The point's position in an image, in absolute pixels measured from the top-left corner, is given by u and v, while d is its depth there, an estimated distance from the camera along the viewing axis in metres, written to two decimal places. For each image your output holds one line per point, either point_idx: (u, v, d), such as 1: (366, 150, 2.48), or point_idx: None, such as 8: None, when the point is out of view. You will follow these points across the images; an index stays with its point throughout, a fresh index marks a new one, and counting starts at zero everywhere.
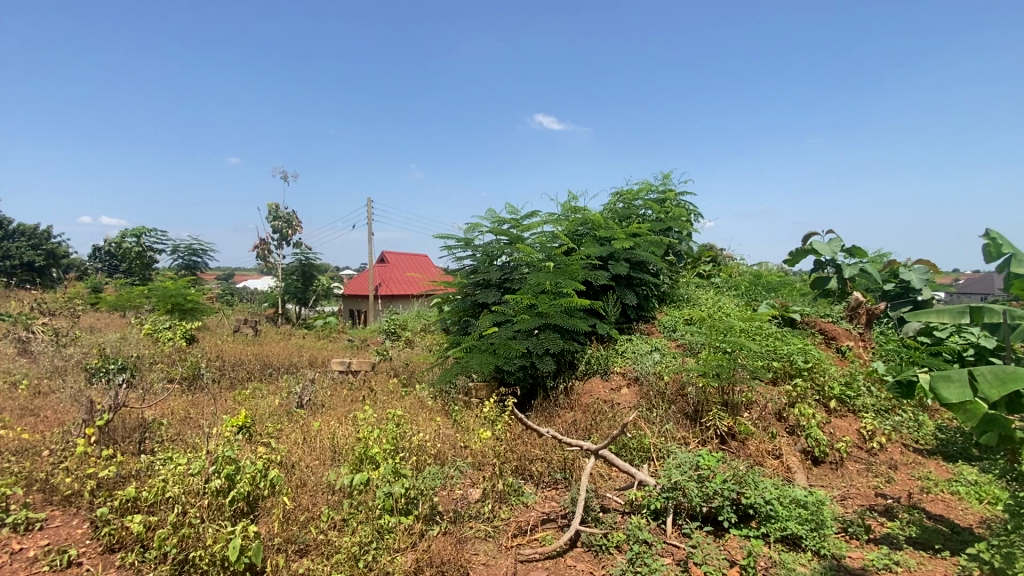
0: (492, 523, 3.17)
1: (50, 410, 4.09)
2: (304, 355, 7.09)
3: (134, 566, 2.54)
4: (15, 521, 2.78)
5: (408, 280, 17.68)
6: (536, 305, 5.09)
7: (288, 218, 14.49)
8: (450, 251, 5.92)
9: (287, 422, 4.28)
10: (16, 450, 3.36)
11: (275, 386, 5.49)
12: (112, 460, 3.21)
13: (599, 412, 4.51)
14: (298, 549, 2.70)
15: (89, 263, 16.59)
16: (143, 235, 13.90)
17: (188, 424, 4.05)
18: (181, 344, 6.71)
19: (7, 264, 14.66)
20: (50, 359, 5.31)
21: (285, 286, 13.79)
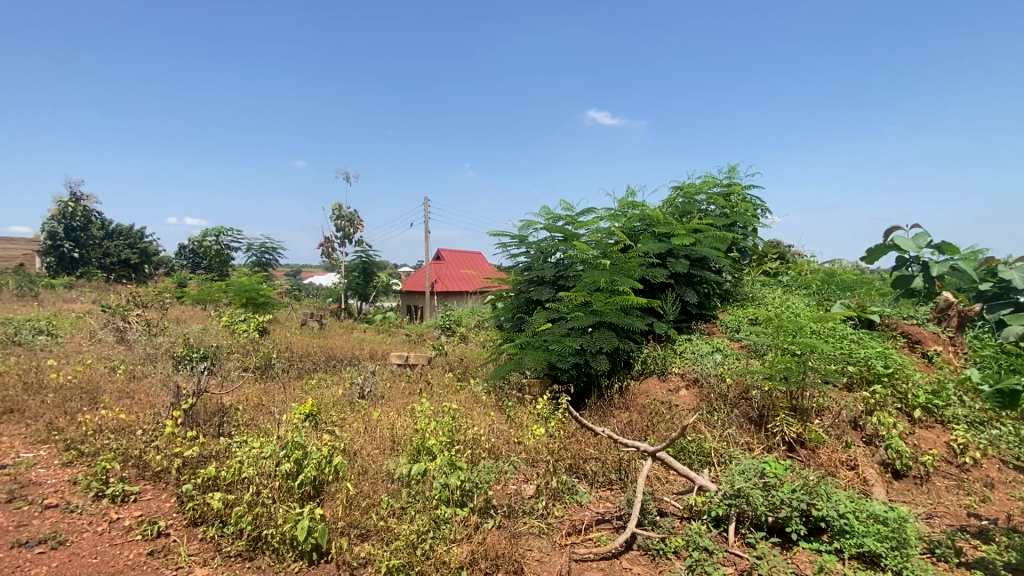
0: (545, 520, 3.15)
1: (143, 394, 4.49)
2: (365, 349, 7.38)
3: (213, 540, 2.73)
4: (114, 492, 3.07)
5: (464, 277, 17.95)
6: (590, 303, 4.99)
7: (351, 218, 15.09)
8: (504, 249, 5.95)
9: (350, 411, 4.47)
10: (115, 427, 3.72)
11: (339, 377, 5.76)
12: (194, 441, 3.47)
13: (656, 414, 4.38)
14: (360, 533, 2.79)
15: (176, 260, 18.13)
16: (222, 234, 15.00)
17: (260, 411, 4.31)
18: (255, 336, 7.18)
19: (108, 260, 16.26)
20: (144, 347, 5.84)
21: (348, 283, 14.46)
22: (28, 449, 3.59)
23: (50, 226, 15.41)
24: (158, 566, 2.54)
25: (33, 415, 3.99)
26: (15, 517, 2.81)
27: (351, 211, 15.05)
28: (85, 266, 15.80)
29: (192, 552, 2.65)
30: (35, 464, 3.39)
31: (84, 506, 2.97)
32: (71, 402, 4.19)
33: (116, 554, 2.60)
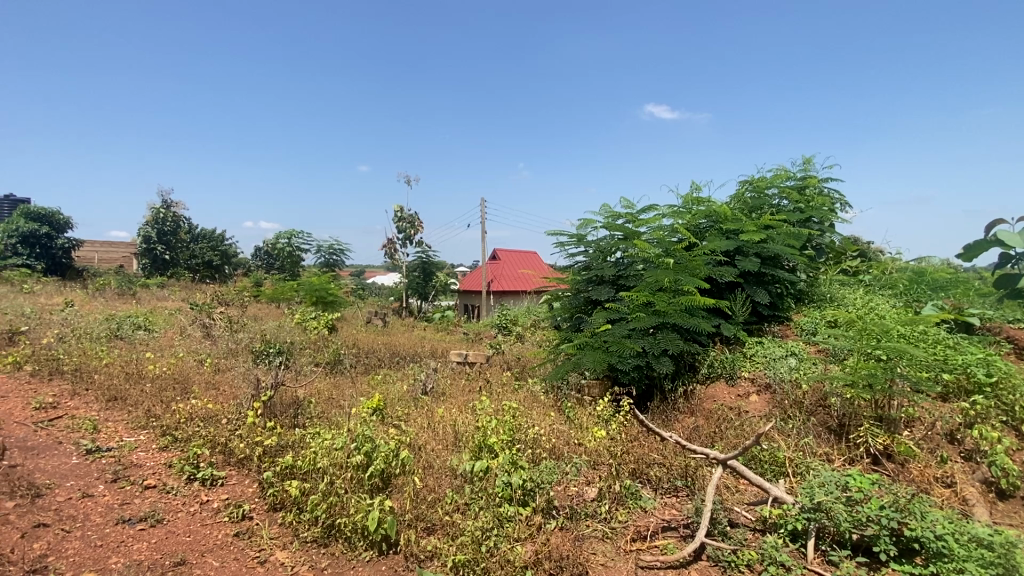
0: (609, 524, 3.08)
1: (227, 385, 4.84)
2: (426, 346, 7.58)
3: (291, 526, 2.89)
4: (204, 476, 3.32)
5: (521, 277, 18.03)
6: (652, 303, 4.84)
7: (411, 219, 15.55)
8: (562, 248, 5.90)
9: (414, 406, 4.59)
10: (204, 415, 4.02)
11: (403, 373, 5.94)
12: (272, 431, 3.69)
13: (724, 420, 4.19)
14: (426, 527, 2.85)
15: (253, 262, 19.44)
16: (294, 237, 15.92)
17: (331, 404, 4.53)
18: (324, 333, 7.56)
19: (194, 262, 17.63)
20: (227, 342, 6.29)
21: (408, 282, 14.92)
22: (132, 433, 3.95)
23: (146, 230, 16.93)
24: (244, 547, 2.72)
25: (135, 401, 4.39)
26: (121, 495, 3.09)
27: (411, 213, 15.50)
28: (174, 267, 17.23)
29: (274, 536, 2.82)
30: (137, 446, 3.73)
31: (179, 488, 3.23)
32: (166, 391, 4.57)
33: (207, 534, 2.80)
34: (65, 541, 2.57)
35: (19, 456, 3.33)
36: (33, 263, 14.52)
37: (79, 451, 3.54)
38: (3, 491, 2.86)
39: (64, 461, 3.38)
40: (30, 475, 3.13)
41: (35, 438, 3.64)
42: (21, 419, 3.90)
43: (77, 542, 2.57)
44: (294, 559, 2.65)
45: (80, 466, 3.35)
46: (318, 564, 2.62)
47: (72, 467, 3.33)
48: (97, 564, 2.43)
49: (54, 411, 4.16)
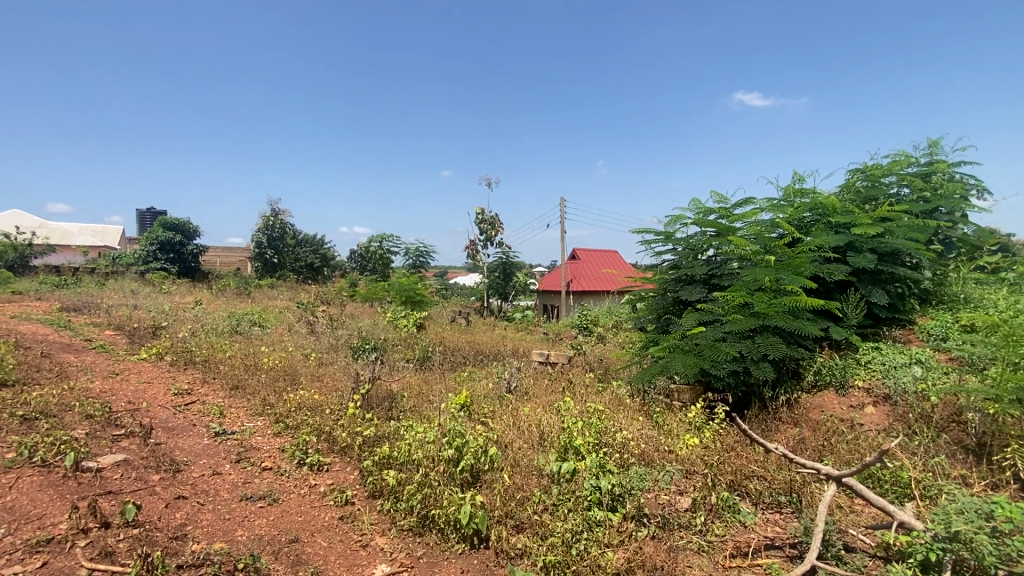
0: (705, 537, 2.90)
1: (329, 378, 5.23)
2: (509, 345, 7.68)
3: (389, 514, 3.05)
4: (312, 462, 3.60)
5: (602, 277, 17.72)
6: (750, 304, 4.52)
7: (493, 220, 15.85)
8: (649, 246, 5.69)
9: (499, 404, 4.67)
10: (311, 405, 4.37)
11: (487, 371, 6.06)
12: (370, 423, 3.92)
13: (835, 433, 3.81)
14: (515, 525, 2.87)
15: (348, 264, 20.88)
16: (384, 240, 16.89)
17: (422, 399, 4.72)
18: (413, 331, 7.92)
19: (298, 264, 19.28)
20: (328, 338, 6.80)
21: (489, 283, 15.23)
22: (251, 418, 4.39)
23: (258, 236, 18.75)
24: (348, 531, 2.90)
25: (253, 390, 4.87)
26: (244, 474, 3.43)
27: (492, 214, 15.78)
28: (281, 269, 18.97)
29: (374, 522, 2.99)
30: (256, 431, 4.13)
31: (291, 471, 3.53)
32: (278, 382, 5.02)
33: (316, 515, 3.03)
34: (200, 512, 2.89)
35: (163, 435, 3.82)
36: (169, 267, 16.61)
37: (209, 433, 3.99)
38: (152, 465, 3.29)
39: (198, 441, 3.82)
40: (172, 452, 3.57)
41: (174, 419, 4.16)
42: (163, 403, 4.47)
43: (210, 514, 2.88)
44: (393, 546, 2.78)
45: (210, 446, 3.77)
46: (415, 552, 2.73)
47: (204, 447, 3.75)
48: (226, 535, 2.70)
49: (188, 396, 4.72)
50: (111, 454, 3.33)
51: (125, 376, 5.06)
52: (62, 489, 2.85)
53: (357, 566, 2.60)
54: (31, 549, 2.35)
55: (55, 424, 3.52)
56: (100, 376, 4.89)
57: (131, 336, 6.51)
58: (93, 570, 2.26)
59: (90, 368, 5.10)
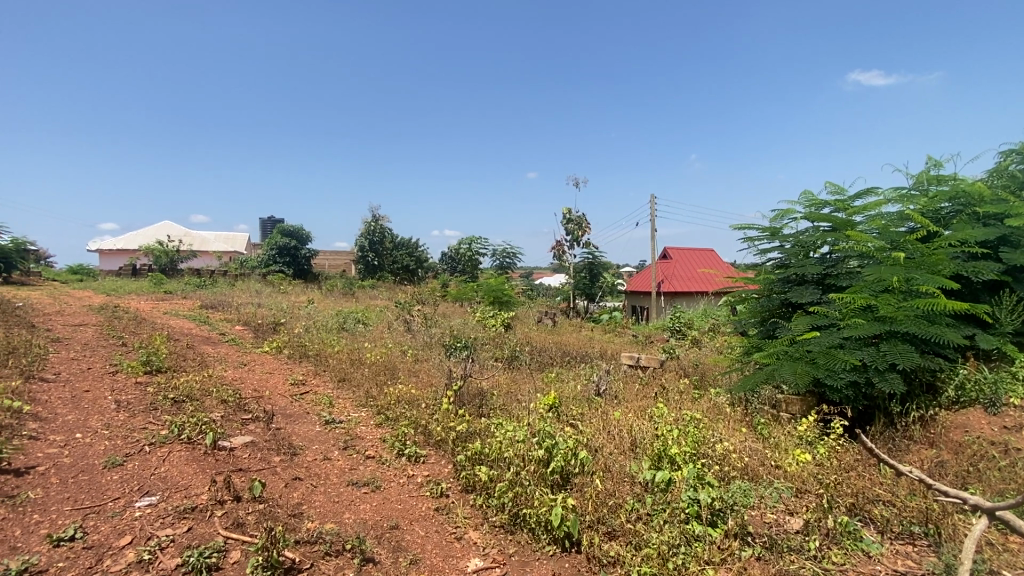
0: (821, 564, 2.59)
1: (424, 374, 5.48)
2: (597, 347, 7.55)
3: (482, 509, 3.12)
4: (410, 453, 3.79)
5: (695, 277, 16.84)
6: (874, 308, 4.03)
7: (579, 220, 15.69)
8: (752, 244, 5.29)
9: (589, 406, 4.60)
10: (408, 399, 4.62)
11: (576, 372, 6.01)
12: (462, 419, 4.06)
13: (985, 459, 3.28)
14: (608, 531, 2.81)
15: (440, 265, 21.83)
16: (474, 242, 17.44)
17: (511, 397, 4.79)
18: (501, 330, 8.08)
19: (394, 266, 20.51)
20: (423, 336, 7.14)
21: (576, 283, 15.10)
22: (356, 409, 4.73)
23: (360, 241, 20.21)
24: (443, 522, 3.02)
25: (357, 383, 5.24)
26: (350, 461, 3.70)
27: (579, 214, 15.64)
28: (380, 271, 20.29)
29: (467, 516, 3.08)
30: (360, 421, 4.44)
31: (391, 460, 3.75)
32: (379, 376, 5.36)
33: (413, 504, 3.18)
34: (313, 494, 3.15)
35: (282, 420, 4.24)
36: (285, 270, 18.47)
37: (321, 421, 4.36)
38: (274, 447, 3.66)
39: (311, 428, 4.19)
40: (290, 436, 3.94)
41: (292, 407, 4.60)
42: (282, 391, 4.96)
43: (321, 496, 3.14)
44: (486, 541, 2.84)
45: (321, 433, 4.11)
46: (507, 550, 2.77)
47: (316, 433, 4.10)
48: (336, 516, 2.93)
49: (303, 387, 5.20)
50: (241, 435, 3.76)
51: (252, 366, 5.69)
52: (203, 464, 3.27)
53: (452, 557, 2.69)
54: (180, 514, 2.71)
55: (198, 406, 4.05)
56: (232, 366, 5.55)
57: (256, 331, 7.32)
58: (227, 538, 2.56)
59: (224, 358, 5.81)
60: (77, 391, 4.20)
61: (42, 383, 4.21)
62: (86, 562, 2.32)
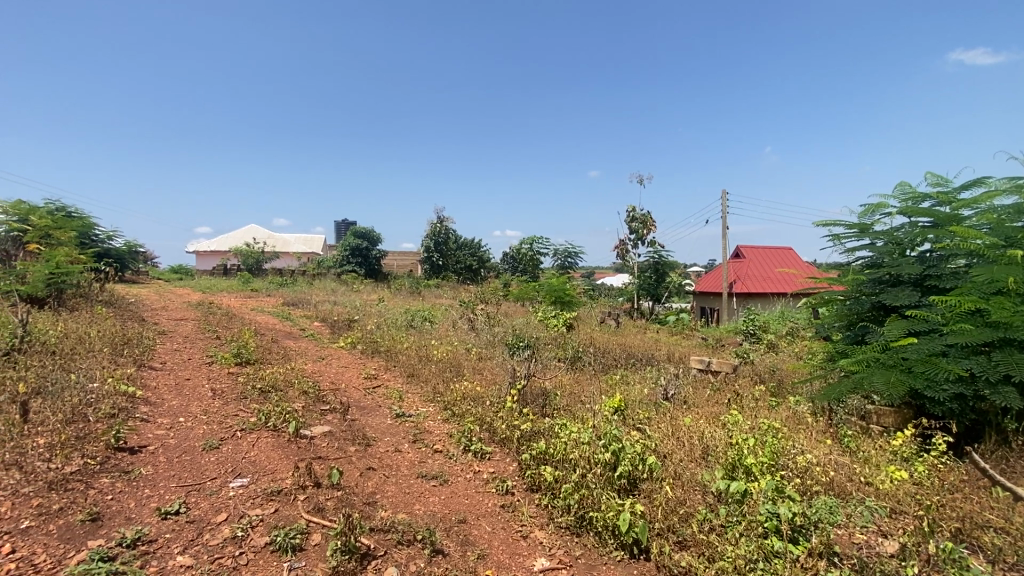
0: None
1: (488, 372, 5.56)
2: (664, 350, 7.31)
3: (547, 509, 3.12)
4: (476, 450, 3.86)
5: (770, 278, 15.87)
6: (985, 312, 3.62)
7: (644, 219, 15.28)
8: (838, 241, 4.91)
9: (656, 410, 4.46)
10: (474, 396, 4.70)
11: (642, 375, 5.85)
12: (527, 418, 4.08)
13: None
14: (678, 541, 2.71)
15: (501, 266, 22.08)
16: (536, 242, 17.48)
17: (574, 398, 4.75)
18: (564, 331, 8.03)
19: (458, 266, 20.98)
20: (487, 335, 7.25)
21: (640, 283, 14.71)
22: (424, 404, 4.88)
23: (425, 241, 20.86)
24: (509, 520, 3.04)
25: (424, 379, 5.41)
26: (419, 454, 3.83)
27: (644, 212, 15.23)
28: (444, 271, 20.84)
29: (533, 515, 3.09)
30: (428, 416, 4.57)
31: (458, 455, 3.83)
32: (445, 373, 5.50)
33: (480, 500, 3.23)
34: (386, 484, 3.29)
35: (356, 412, 4.46)
36: (357, 270, 19.43)
37: (391, 414, 4.54)
38: (349, 437, 3.85)
39: (383, 420, 4.37)
40: (364, 427, 4.14)
41: (365, 400, 4.82)
42: (356, 385, 5.22)
43: (393, 486, 3.27)
44: (552, 541, 2.84)
45: (392, 426, 4.28)
46: (573, 552, 2.75)
47: (387, 426, 4.28)
48: (407, 507, 3.03)
49: (374, 381, 5.44)
50: (320, 425, 3.99)
51: (328, 360, 6.03)
52: (287, 450, 3.50)
53: (518, 555, 2.71)
54: (267, 496, 2.92)
55: (281, 397, 4.35)
56: (311, 359, 5.92)
57: (332, 327, 7.75)
58: (309, 521, 2.72)
59: (304, 352, 6.21)
60: (180, 379, 4.65)
61: (151, 371, 4.70)
62: (189, 535, 2.56)
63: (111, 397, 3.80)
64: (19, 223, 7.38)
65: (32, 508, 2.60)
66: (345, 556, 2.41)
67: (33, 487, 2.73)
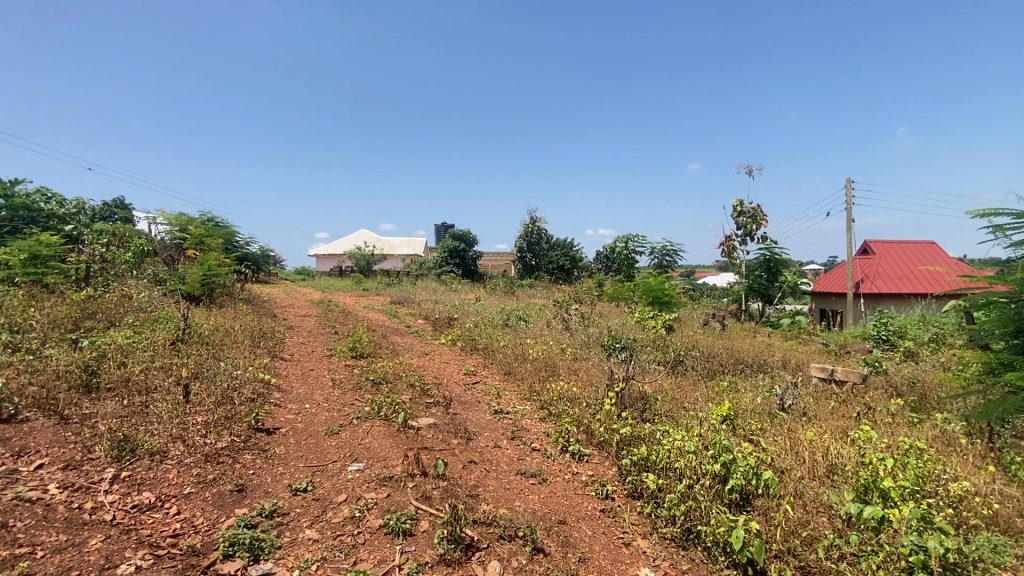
0: None
1: (585, 373, 5.50)
2: (777, 356, 6.70)
3: (650, 518, 3.01)
4: (574, 451, 3.83)
5: (908, 278, 13.88)
6: None
7: (753, 213, 14.19)
8: (1002, 233, 4.14)
9: (770, 421, 4.11)
10: (571, 397, 4.67)
11: (753, 382, 5.42)
12: (626, 421, 3.97)
13: None
14: (800, 567, 2.47)
15: (595, 265, 21.75)
16: (631, 240, 16.98)
17: (677, 404, 4.52)
18: (663, 333, 7.69)
19: (550, 266, 20.92)
20: (582, 335, 7.16)
21: (748, 282, 13.65)
22: (521, 402, 4.94)
23: (519, 242, 21.18)
24: (610, 525, 2.98)
25: (522, 377, 5.48)
26: (518, 451, 3.88)
27: (753, 206, 14.13)
28: (537, 271, 20.97)
29: (635, 522, 3.00)
30: (526, 414, 4.63)
31: (556, 455, 3.83)
32: (541, 372, 5.53)
33: (579, 502, 3.19)
34: (487, 478, 3.38)
35: (458, 407, 4.63)
36: (455, 271, 20.28)
37: (490, 410, 4.66)
38: (452, 431, 4.02)
39: (483, 416, 4.50)
40: (465, 422, 4.29)
41: (465, 395, 5.00)
42: (457, 380, 5.42)
43: (494, 481, 3.35)
44: (655, 552, 2.73)
45: (492, 422, 4.39)
46: (679, 565, 2.63)
47: (487, 422, 4.39)
48: (508, 502, 3.09)
49: (474, 377, 5.62)
50: (426, 417, 4.21)
51: (431, 356, 6.34)
52: (397, 439, 3.74)
53: (620, 562, 2.64)
54: (380, 481, 3.14)
55: (391, 389, 4.66)
56: (416, 355, 6.27)
57: (434, 325, 8.15)
58: (417, 508, 2.88)
59: (410, 347, 6.58)
60: (305, 369, 5.17)
61: (282, 361, 5.28)
62: (314, 512, 2.82)
63: (252, 383, 4.32)
64: (181, 232, 8.69)
65: (193, 476, 3.04)
66: (450, 545, 2.54)
67: (193, 458, 3.19)
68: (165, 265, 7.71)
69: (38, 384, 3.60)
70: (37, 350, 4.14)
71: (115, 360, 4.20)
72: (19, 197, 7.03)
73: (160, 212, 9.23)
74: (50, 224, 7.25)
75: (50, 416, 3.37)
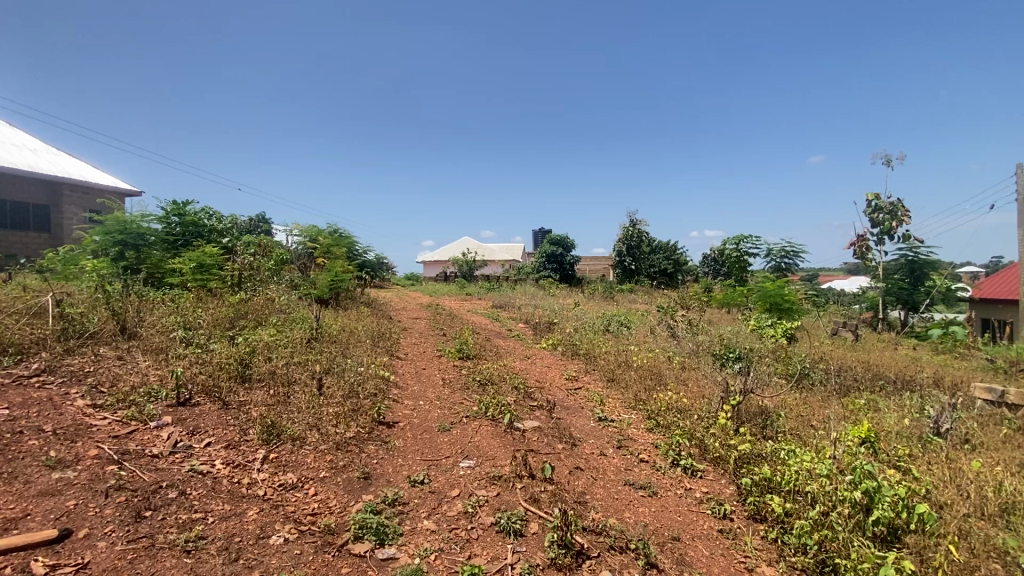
0: None
1: (694, 383, 5.22)
2: (927, 372, 5.82)
3: (776, 544, 2.78)
4: (686, 466, 3.65)
5: None
6: None
7: (893, 208, 12.51)
8: None
9: (922, 447, 3.57)
10: (681, 408, 4.45)
11: (896, 401, 4.76)
12: (745, 438, 3.70)
13: None
14: None
15: (702, 269, 20.57)
16: (742, 242, 15.82)
17: (803, 422, 4.11)
18: (783, 343, 7.05)
19: (652, 270, 20.20)
20: (691, 343, 6.80)
21: (886, 287, 12.05)
22: (626, 410, 4.81)
23: (619, 245, 20.73)
24: (730, 547, 2.79)
25: (626, 384, 5.35)
26: (625, 461, 3.78)
27: (893, 200, 12.46)
28: (638, 275, 20.36)
29: (758, 547, 2.78)
30: (632, 423, 4.50)
31: (666, 468, 3.68)
32: (647, 380, 5.35)
33: (694, 519, 3.04)
34: (594, 486, 3.34)
35: (563, 412, 4.64)
36: (553, 275, 20.40)
37: (594, 417, 4.60)
38: (557, 435, 4.03)
39: (587, 422, 4.47)
40: (570, 427, 4.28)
41: (569, 400, 4.99)
42: (560, 385, 5.43)
43: (602, 489, 3.30)
44: None
45: (596, 429, 4.33)
46: None
47: (591, 428, 4.35)
48: (617, 512, 3.03)
49: (576, 382, 5.60)
50: (531, 420, 4.27)
51: (534, 360, 6.42)
52: (505, 440, 3.84)
53: None
54: (490, 480, 3.25)
55: (497, 391, 4.79)
56: (519, 358, 6.39)
57: (535, 329, 8.26)
58: (527, 509, 2.94)
59: (513, 351, 6.73)
60: (418, 369, 5.50)
61: (398, 360, 5.67)
62: (431, 504, 2.99)
63: (373, 380, 4.70)
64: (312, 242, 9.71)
65: (327, 461, 3.37)
66: (561, 550, 2.55)
67: (327, 445, 3.55)
68: (299, 272, 8.67)
69: (205, 374, 4.24)
70: (204, 344, 4.87)
71: (263, 355, 4.81)
72: (190, 215, 8.32)
73: (295, 224, 10.40)
74: (212, 238, 8.49)
75: (215, 402, 3.95)
